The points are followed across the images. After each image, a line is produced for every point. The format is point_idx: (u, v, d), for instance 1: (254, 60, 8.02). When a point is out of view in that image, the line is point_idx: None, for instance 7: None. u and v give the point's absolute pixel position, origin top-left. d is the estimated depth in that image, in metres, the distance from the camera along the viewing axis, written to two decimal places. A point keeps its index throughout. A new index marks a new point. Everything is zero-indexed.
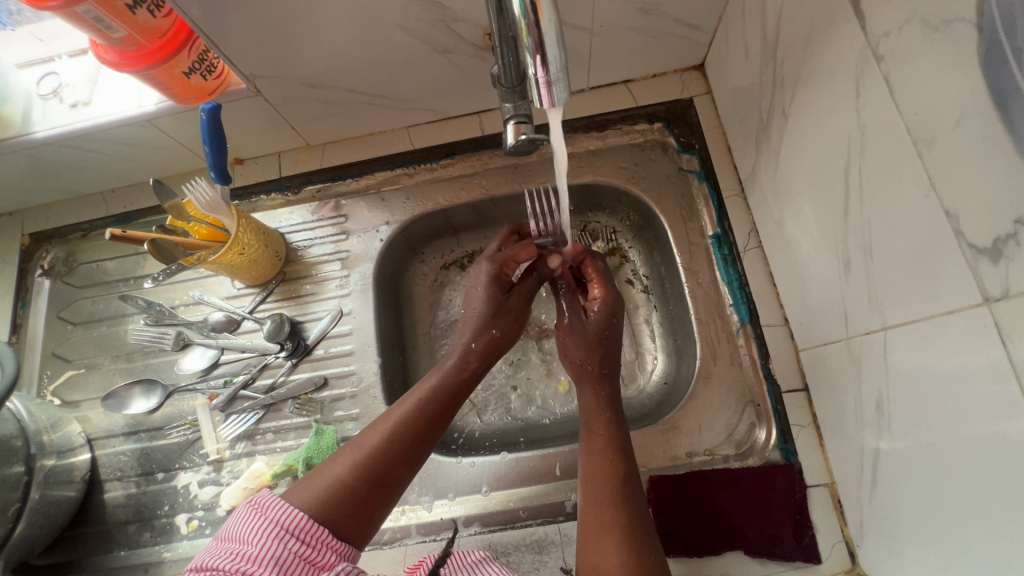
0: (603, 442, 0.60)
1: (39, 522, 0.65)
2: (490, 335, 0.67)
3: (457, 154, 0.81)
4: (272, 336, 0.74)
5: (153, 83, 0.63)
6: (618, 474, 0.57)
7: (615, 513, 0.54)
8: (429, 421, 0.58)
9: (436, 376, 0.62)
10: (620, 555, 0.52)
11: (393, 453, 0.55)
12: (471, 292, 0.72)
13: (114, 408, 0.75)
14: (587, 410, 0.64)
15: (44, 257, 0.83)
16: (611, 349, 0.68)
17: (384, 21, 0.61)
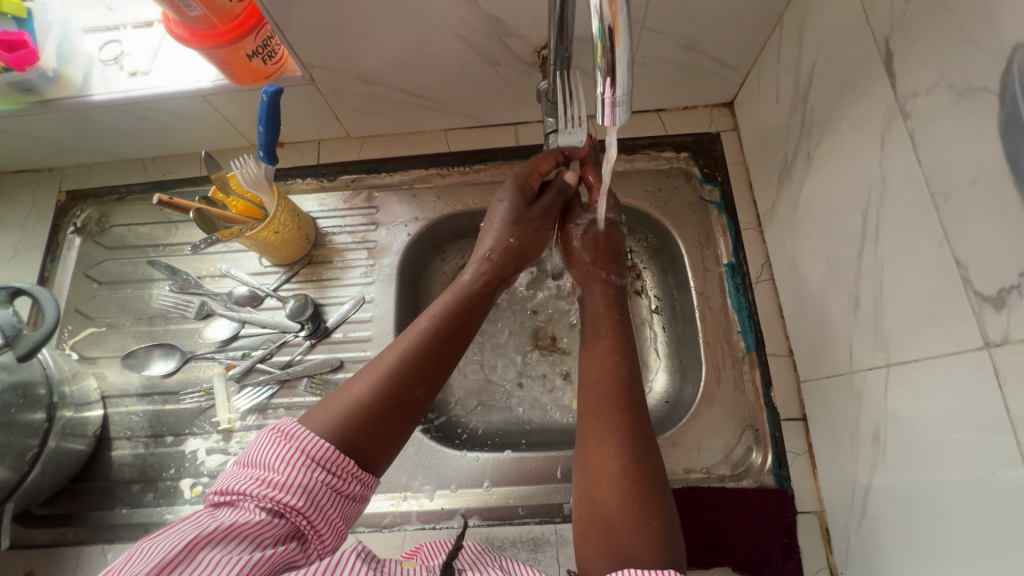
0: (607, 346, 0.63)
1: (51, 470, 0.66)
2: (507, 244, 0.70)
3: (490, 160, 0.84)
4: (295, 314, 0.77)
5: (216, 61, 0.66)
6: (618, 375, 0.60)
7: (616, 419, 0.56)
8: (440, 324, 0.60)
9: (449, 295, 0.65)
10: (619, 457, 0.53)
11: (411, 369, 0.56)
12: (491, 212, 0.74)
13: (133, 368, 0.77)
14: (596, 316, 0.68)
15: (78, 215, 0.86)
16: (614, 249, 0.75)
17: (443, 30, 0.64)
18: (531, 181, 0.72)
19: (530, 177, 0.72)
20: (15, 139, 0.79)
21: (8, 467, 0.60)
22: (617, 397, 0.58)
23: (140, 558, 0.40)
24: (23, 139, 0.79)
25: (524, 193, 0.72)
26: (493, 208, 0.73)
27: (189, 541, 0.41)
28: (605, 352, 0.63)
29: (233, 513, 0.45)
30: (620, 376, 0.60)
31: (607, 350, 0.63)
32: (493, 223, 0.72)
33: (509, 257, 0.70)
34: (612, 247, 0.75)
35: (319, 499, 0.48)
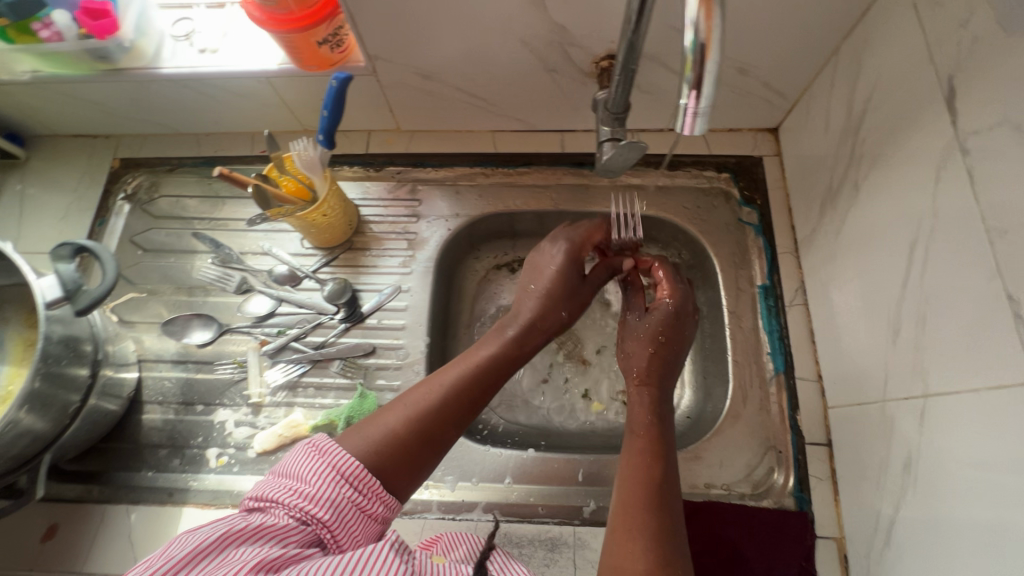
0: (645, 444, 0.62)
1: (86, 427, 0.68)
2: (551, 313, 0.70)
3: (534, 165, 0.86)
4: (332, 297, 0.78)
5: (287, 45, 0.68)
6: (654, 477, 0.58)
7: (652, 518, 0.54)
8: (477, 385, 0.62)
9: (487, 347, 0.66)
10: (646, 561, 0.51)
11: (443, 414, 0.58)
12: (538, 267, 0.73)
13: (172, 335, 0.79)
14: (634, 410, 0.67)
15: (129, 182, 0.88)
16: (677, 348, 0.71)
17: (510, 34, 0.66)
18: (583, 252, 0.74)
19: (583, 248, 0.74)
20: (79, 105, 0.82)
21: (51, 420, 0.62)
22: (649, 494, 0.57)
23: (176, 545, 0.43)
24: (87, 104, 0.82)
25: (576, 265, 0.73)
26: (540, 269, 0.73)
27: (219, 537, 0.43)
28: (645, 447, 0.62)
29: (264, 517, 0.47)
30: (650, 473, 0.59)
31: (644, 450, 0.62)
32: (536, 283, 0.72)
33: (545, 326, 0.70)
34: (676, 346, 0.71)
35: (345, 515, 0.49)
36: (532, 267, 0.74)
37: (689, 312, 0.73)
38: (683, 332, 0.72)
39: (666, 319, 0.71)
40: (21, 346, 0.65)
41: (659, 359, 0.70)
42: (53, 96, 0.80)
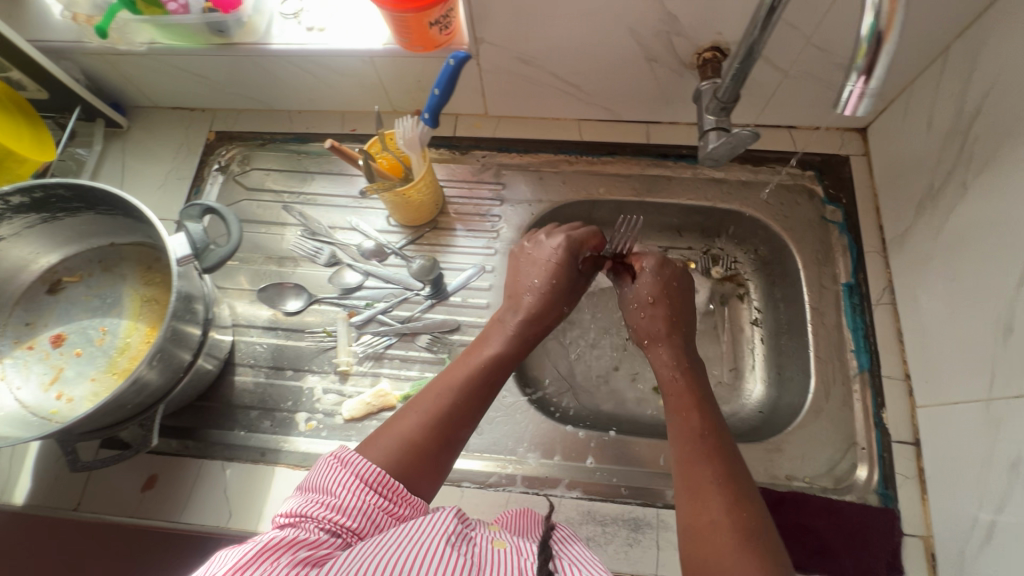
0: (691, 398, 0.63)
1: (191, 384, 0.71)
2: (555, 302, 0.71)
3: (618, 154, 0.87)
4: (421, 274, 0.79)
5: (399, 25, 0.70)
6: (709, 432, 0.59)
7: (711, 467, 0.55)
8: (481, 373, 0.63)
9: (492, 343, 0.67)
10: (724, 517, 0.51)
11: (455, 411, 0.60)
12: (532, 259, 0.74)
13: (265, 301, 0.82)
14: (660, 366, 0.69)
15: (223, 155, 0.91)
16: (683, 316, 0.73)
17: (619, 22, 0.68)
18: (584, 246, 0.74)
19: (581, 240, 0.74)
20: (184, 77, 0.86)
21: (166, 375, 0.64)
22: (704, 450, 0.57)
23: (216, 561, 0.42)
24: (192, 78, 0.86)
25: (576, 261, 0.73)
26: (547, 264, 0.72)
27: (256, 549, 0.43)
28: (687, 402, 0.63)
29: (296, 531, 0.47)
30: (698, 428, 0.59)
31: (693, 405, 0.62)
32: (541, 278, 0.71)
33: (547, 317, 0.70)
34: (677, 313, 0.72)
35: (375, 522, 0.50)
36: (533, 263, 0.73)
37: (680, 279, 0.75)
38: (681, 294, 0.74)
39: (661, 288, 0.73)
40: (138, 301, 0.68)
41: (675, 328, 0.71)
42: (163, 68, 0.84)
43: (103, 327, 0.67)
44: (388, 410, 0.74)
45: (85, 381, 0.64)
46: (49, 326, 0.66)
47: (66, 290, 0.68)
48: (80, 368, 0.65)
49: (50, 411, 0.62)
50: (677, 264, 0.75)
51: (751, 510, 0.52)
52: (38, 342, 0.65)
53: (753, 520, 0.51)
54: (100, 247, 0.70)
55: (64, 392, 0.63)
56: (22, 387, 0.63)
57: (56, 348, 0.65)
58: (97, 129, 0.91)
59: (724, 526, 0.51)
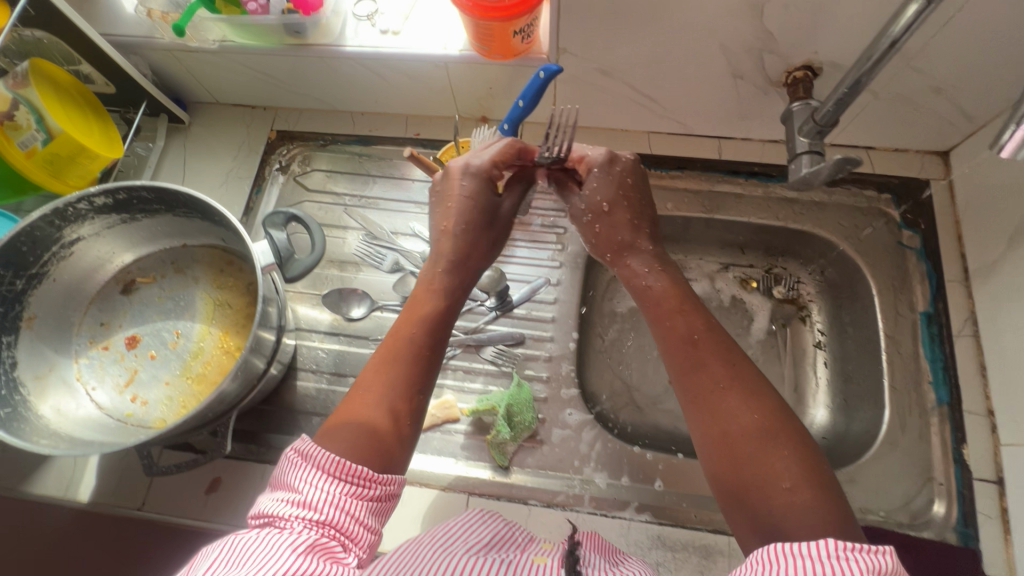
0: (675, 300, 0.61)
1: (259, 388, 0.70)
2: (479, 237, 0.68)
3: (688, 169, 0.85)
4: (489, 285, 0.78)
5: (481, 32, 0.68)
6: (704, 330, 0.57)
7: (717, 368, 0.54)
8: (420, 323, 0.60)
9: (433, 302, 0.62)
10: (751, 418, 0.50)
11: (408, 377, 0.56)
12: (448, 197, 0.68)
13: (329, 306, 0.81)
14: (631, 277, 0.65)
15: (283, 154, 0.91)
16: (642, 219, 0.69)
17: (711, 38, 0.66)
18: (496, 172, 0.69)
19: (491, 167, 0.68)
20: (252, 76, 0.85)
21: (241, 384, 0.63)
22: (711, 349, 0.56)
23: None
24: (259, 76, 0.85)
25: (491, 186, 0.69)
26: (457, 202, 0.67)
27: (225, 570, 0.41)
28: (672, 307, 0.60)
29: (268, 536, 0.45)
30: (693, 329, 0.58)
31: (683, 307, 0.60)
32: (461, 219, 0.67)
33: (475, 252, 0.67)
34: (631, 218, 0.68)
35: (348, 508, 0.47)
36: (446, 204, 0.68)
37: (632, 176, 0.70)
38: (638, 189, 0.69)
39: (610, 192, 0.69)
40: (210, 305, 0.68)
41: (637, 231, 0.67)
42: (231, 66, 0.83)
43: (176, 330, 0.66)
44: (453, 422, 0.74)
45: (158, 384, 0.64)
46: (123, 326, 0.66)
47: (139, 291, 0.68)
48: (154, 371, 0.64)
49: (125, 414, 0.62)
50: (621, 158, 0.70)
51: (771, 402, 0.51)
52: (113, 343, 0.65)
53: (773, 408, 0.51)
54: (172, 248, 0.69)
55: (139, 395, 0.63)
56: (98, 388, 0.63)
57: (131, 349, 0.65)
58: (160, 125, 0.90)
59: (749, 427, 0.50)
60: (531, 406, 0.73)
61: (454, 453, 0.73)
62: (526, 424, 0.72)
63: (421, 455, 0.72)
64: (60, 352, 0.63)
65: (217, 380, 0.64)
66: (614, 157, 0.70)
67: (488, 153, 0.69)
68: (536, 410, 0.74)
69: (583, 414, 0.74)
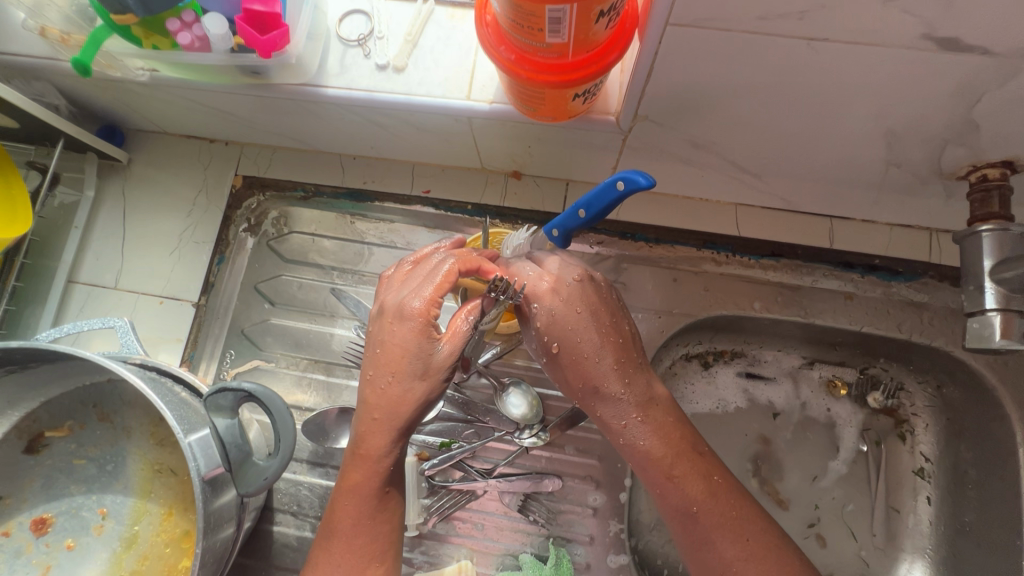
0: (673, 458, 0.50)
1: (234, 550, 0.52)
2: (405, 392, 0.46)
3: (783, 257, 0.65)
4: (522, 417, 0.60)
5: (525, 92, 0.46)
6: (711, 494, 0.50)
7: (729, 549, 0.49)
8: (355, 488, 0.47)
9: (360, 471, 0.47)
10: None
11: (367, 545, 0.48)
12: (376, 346, 0.47)
13: (311, 435, 0.61)
14: (611, 430, 0.51)
15: (254, 210, 0.70)
16: (612, 359, 0.49)
17: (877, 121, 0.44)
18: (433, 311, 0.46)
19: (428, 306, 0.46)
20: (206, 112, 0.63)
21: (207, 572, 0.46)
22: (716, 519, 0.49)
23: None
24: (217, 114, 0.63)
25: (429, 331, 0.46)
26: (383, 350, 0.47)
27: None
28: (670, 468, 0.50)
29: None
30: (691, 499, 0.49)
31: (690, 462, 0.50)
32: (383, 370, 0.46)
33: (401, 410, 0.46)
34: (595, 362, 0.49)
35: None
36: (372, 350, 0.48)
37: (586, 302, 0.49)
38: (598, 315, 0.49)
39: (553, 327, 0.48)
40: (148, 471, 0.50)
41: (606, 375, 0.49)
42: (175, 100, 0.60)
43: (102, 509, 0.50)
44: None
45: None
46: (28, 503, 0.49)
47: (50, 447, 0.50)
48: (72, 567, 0.48)
49: None
50: (564, 282, 0.49)
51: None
52: (15, 527, 0.48)
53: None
54: (95, 385, 0.50)
55: None
56: None
57: (41, 536, 0.48)
58: (89, 165, 0.68)
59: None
60: None
61: None
62: None
63: None
64: None
65: None
66: (559, 281, 0.49)
67: (425, 285, 0.46)
68: None
69: None
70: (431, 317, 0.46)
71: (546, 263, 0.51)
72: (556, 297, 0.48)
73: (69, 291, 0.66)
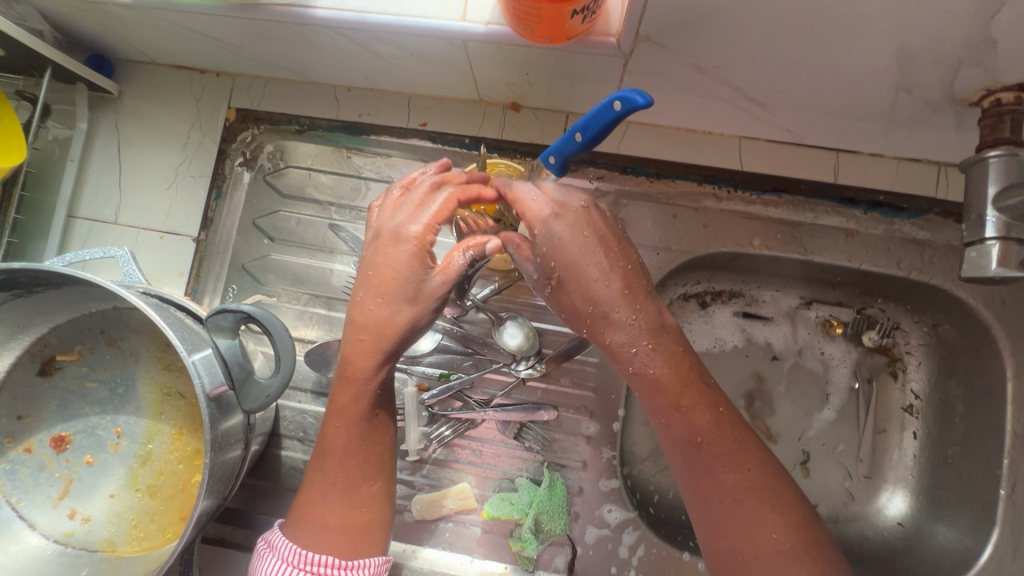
0: (680, 384, 0.49)
1: (240, 474, 0.55)
2: (392, 316, 0.47)
3: (786, 193, 0.64)
4: (519, 349, 0.62)
5: (521, 7, 0.44)
6: (720, 425, 0.49)
7: (731, 479, 0.48)
8: (345, 412, 0.49)
9: (348, 393, 0.49)
10: (773, 539, 0.46)
11: (356, 464, 0.50)
12: (374, 268, 0.47)
13: (314, 364, 0.63)
14: (616, 351, 0.49)
15: (248, 144, 0.69)
16: (620, 283, 0.48)
17: (890, 39, 0.42)
18: (430, 237, 0.47)
19: (425, 232, 0.47)
20: (194, 38, 0.61)
21: (212, 495, 0.48)
22: (720, 448, 0.48)
23: None
24: (204, 40, 0.60)
25: (423, 256, 0.47)
26: (375, 273, 0.47)
27: None
28: (678, 394, 0.48)
29: None
30: (696, 429, 0.48)
31: (699, 392, 0.49)
32: (372, 292, 0.47)
33: (387, 333, 0.47)
34: (603, 286, 0.47)
35: None
36: (363, 272, 0.48)
37: (592, 227, 0.48)
38: (603, 237, 0.48)
39: (558, 252, 0.48)
40: (157, 394, 0.52)
41: (616, 296, 0.47)
42: (161, 24, 0.58)
43: (116, 428, 0.52)
44: (470, 515, 0.62)
45: (102, 497, 0.51)
46: (46, 422, 0.51)
47: (62, 370, 0.52)
48: (93, 480, 0.51)
49: (64, 535, 0.49)
50: (571, 207, 0.48)
51: (789, 515, 0.47)
52: (36, 443, 0.51)
53: (789, 520, 0.47)
54: (101, 312, 0.52)
55: (79, 510, 0.51)
56: (25, 502, 0.50)
57: (60, 452, 0.51)
58: (80, 97, 0.67)
59: (763, 551, 0.46)
60: (564, 509, 0.61)
61: (468, 550, 0.62)
62: (558, 531, 0.61)
63: (430, 550, 0.62)
64: None
65: (175, 494, 0.51)
66: (563, 206, 0.48)
67: (422, 211, 0.47)
68: (569, 508, 0.62)
69: (625, 512, 0.62)
70: (428, 243, 0.47)
71: (548, 190, 0.50)
72: (568, 223, 0.48)
73: (70, 225, 0.67)
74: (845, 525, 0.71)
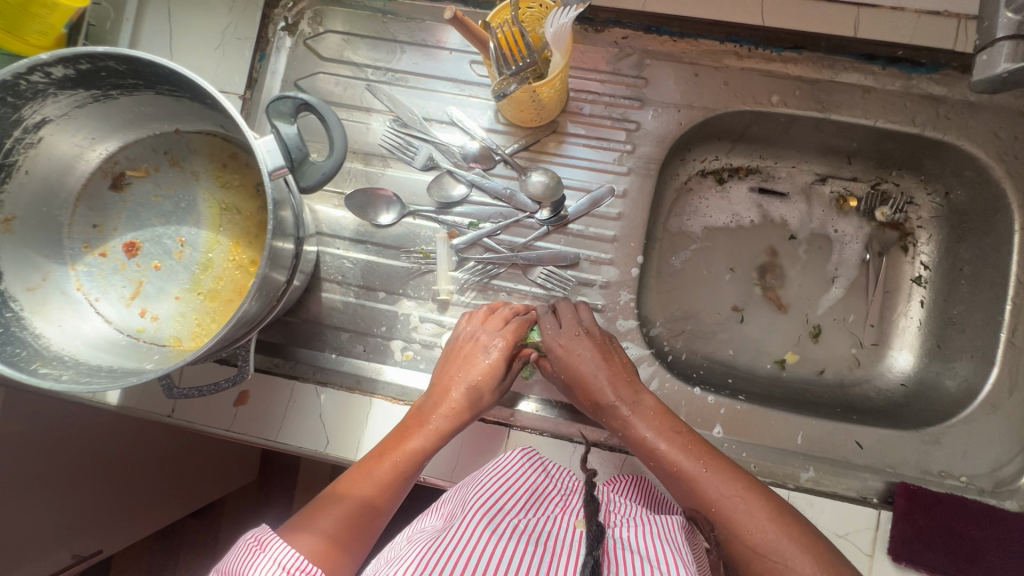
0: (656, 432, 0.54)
1: (281, 299, 0.60)
2: (469, 394, 0.58)
3: (806, 50, 0.66)
4: (543, 191, 0.66)
5: None
6: (705, 463, 0.52)
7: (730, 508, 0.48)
8: (404, 455, 0.54)
9: (417, 437, 0.55)
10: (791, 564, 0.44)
11: (385, 486, 0.52)
12: (466, 358, 0.60)
13: (354, 210, 0.68)
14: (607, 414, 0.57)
15: (290, 9, 0.73)
16: (606, 370, 0.58)
17: None
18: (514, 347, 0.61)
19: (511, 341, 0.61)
20: None
21: (262, 299, 0.53)
22: (711, 483, 0.50)
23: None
24: None
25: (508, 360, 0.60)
26: (466, 360, 0.60)
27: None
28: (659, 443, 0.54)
29: None
30: (681, 465, 0.52)
31: (678, 436, 0.54)
32: (465, 373, 0.59)
33: (465, 408, 0.58)
34: (594, 373, 0.58)
35: None
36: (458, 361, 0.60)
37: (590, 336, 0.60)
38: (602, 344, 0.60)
39: (564, 353, 0.59)
40: (216, 209, 0.57)
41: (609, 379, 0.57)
42: None
43: (180, 238, 0.57)
44: None
45: (168, 298, 0.56)
46: (119, 231, 0.57)
47: (131, 187, 0.58)
48: (161, 283, 0.57)
49: (136, 330, 0.55)
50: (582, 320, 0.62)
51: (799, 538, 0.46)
52: (110, 249, 0.57)
53: (818, 555, 0.45)
54: (165, 133, 0.57)
55: (148, 309, 0.56)
56: (101, 300, 0.55)
57: (131, 258, 0.57)
58: None
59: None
60: None
61: None
62: None
63: None
64: (52, 258, 0.54)
65: (232, 298, 0.56)
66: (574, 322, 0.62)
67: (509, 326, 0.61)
68: None
69: (641, 349, 0.66)
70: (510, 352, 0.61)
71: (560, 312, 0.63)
72: (581, 333, 0.60)
73: None
74: (850, 386, 0.74)
